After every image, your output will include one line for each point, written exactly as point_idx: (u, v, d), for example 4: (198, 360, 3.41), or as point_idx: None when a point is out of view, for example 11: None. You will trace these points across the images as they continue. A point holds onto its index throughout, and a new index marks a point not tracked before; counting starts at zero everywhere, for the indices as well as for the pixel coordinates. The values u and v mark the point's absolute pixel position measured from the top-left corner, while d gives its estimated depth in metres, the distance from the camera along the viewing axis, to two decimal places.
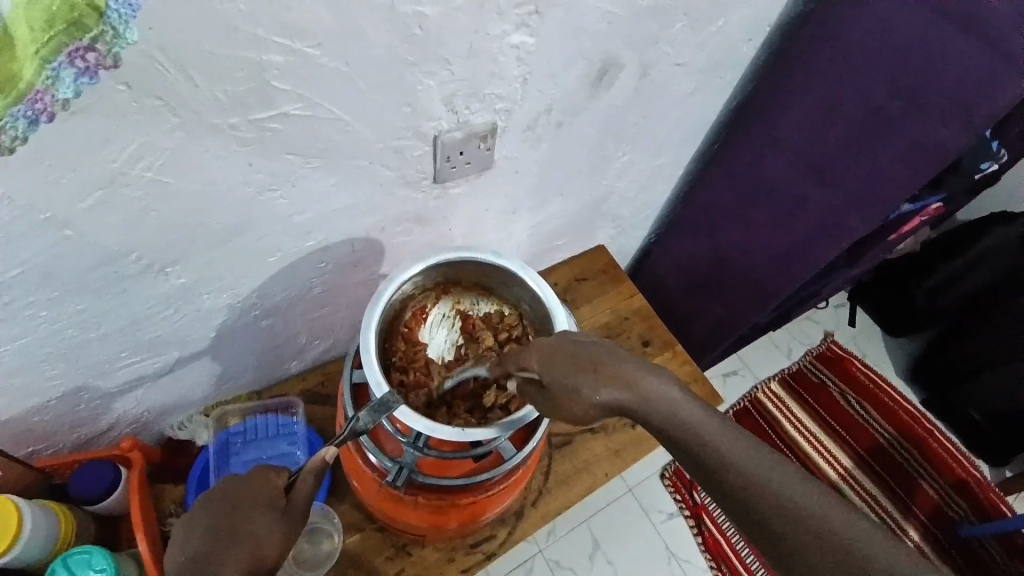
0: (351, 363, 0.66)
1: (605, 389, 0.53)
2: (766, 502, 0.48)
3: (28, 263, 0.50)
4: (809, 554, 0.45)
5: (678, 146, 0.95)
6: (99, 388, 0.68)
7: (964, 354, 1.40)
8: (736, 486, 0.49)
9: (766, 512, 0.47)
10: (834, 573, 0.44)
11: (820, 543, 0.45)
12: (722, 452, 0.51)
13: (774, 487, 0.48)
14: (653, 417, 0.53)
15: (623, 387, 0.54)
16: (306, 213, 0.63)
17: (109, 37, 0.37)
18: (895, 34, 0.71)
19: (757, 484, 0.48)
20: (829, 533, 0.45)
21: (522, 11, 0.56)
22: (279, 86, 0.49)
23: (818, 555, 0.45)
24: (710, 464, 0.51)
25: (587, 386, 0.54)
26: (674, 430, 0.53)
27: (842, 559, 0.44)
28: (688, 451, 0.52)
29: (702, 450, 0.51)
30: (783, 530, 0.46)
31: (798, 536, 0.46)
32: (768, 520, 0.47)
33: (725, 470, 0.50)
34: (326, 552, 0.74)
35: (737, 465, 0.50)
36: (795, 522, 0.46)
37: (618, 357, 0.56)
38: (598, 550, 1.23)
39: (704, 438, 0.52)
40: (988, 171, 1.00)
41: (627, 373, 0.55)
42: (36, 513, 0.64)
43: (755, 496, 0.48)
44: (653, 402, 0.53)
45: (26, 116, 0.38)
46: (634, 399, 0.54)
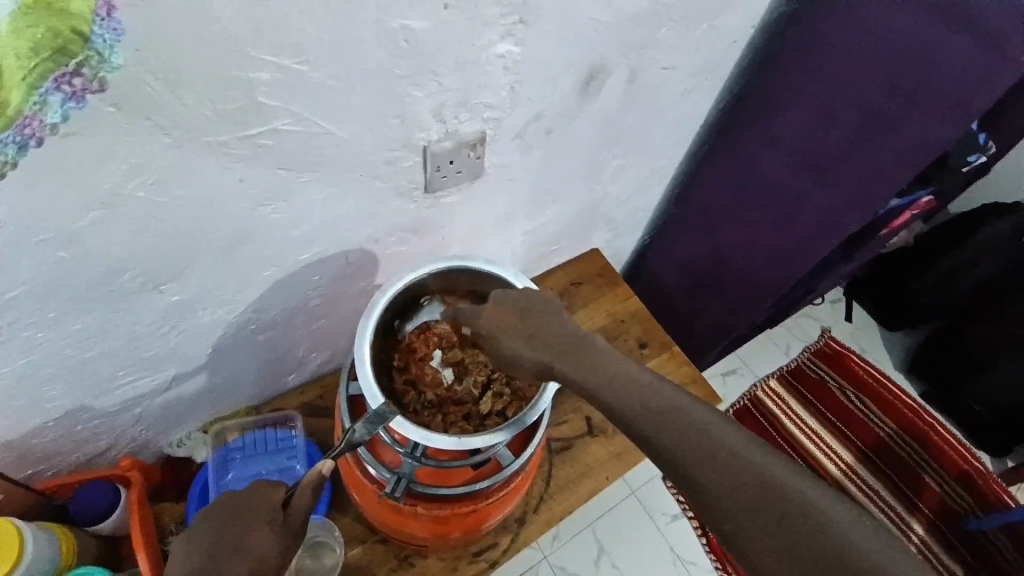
0: (347, 375, 0.66)
1: (552, 358, 0.57)
2: (724, 472, 0.47)
3: (24, 285, 0.50)
4: (764, 523, 0.45)
5: (669, 148, 0.96)
6: (98, 407, 0.68)
7: (964, 346, 1.40)
8: (690, 456, 0.49)
9: (723, 482, 0.47)
10: (784, 537, 0.45)
11: (775, 511, 0.45)
12: (682, 424, 0.50)
13: (732, 459, 0.48)
14: (607, 393, 0.53)
15: (575, 358, 0.57)
16: (300, 227, 0.63)
17: (94, 62, 0.39)
18: (884, 31, 0.72)
19: (715, 455, 0.48)
20: (783, 501, 0.46)
21: (508, 21, 0.56)
22: (268, 103, 0.49)
23: (770, 523, 0.45)
24: (670, 435, 0.50)
25: (527, 349, 0.58)
26: (631, 404, 0.52)
27: (795, 528, 0.45)
28: (646, 426, 0.51)
29: (661, 421, 0.51)
30: (737, 501, 0.46)
31: (753, 508, 0.46)
32: (724, 490, 0.47)
33: (684, 442, 0.49)
34: (329, 565, 0.73)
35: (697, 437, 0.49)
36: (752, 492, 0.46)
37: (574, 327, 0.60)
38: (603, 555, 1.22)
39: (665, 412, 0.51)
40: (978, 163, 1.01)
41: (580, 345, 0.58)
42: (37, 536, 0.64)
43: (712, 467, 0.48)
44: (608, 376, 0.54)
45: (16, 142, 0.40)
46: (587, 370, 0.55)
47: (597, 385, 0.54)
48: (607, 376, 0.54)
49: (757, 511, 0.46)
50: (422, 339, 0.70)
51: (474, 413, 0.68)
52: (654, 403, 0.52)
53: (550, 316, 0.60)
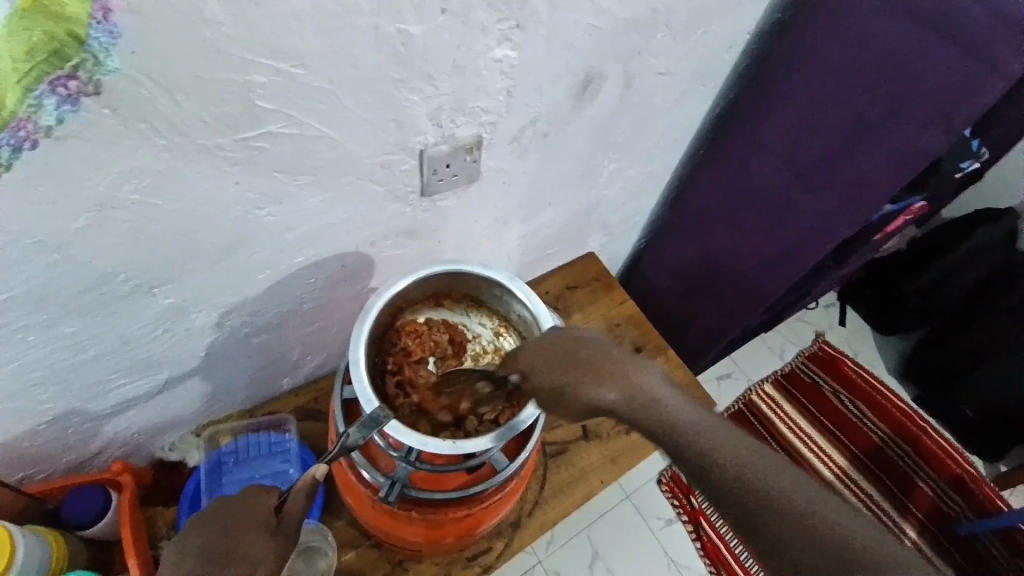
0: (341, 378, 0.66)
1: (611, 391, 0.55)
2: (768, 503, 0.49)
3: (15, 289, 0.50)
4: (802, 547, 0.47)
5: (665, 153, 0.96)
6: (89, 411, 0.68)
7: (959, 350, 1.40)
8: (718, 470, 0.52)
9: (768, 513, 0.49)
10: (811, 546, 0.47)
11: (821, 543, 0.47)
12: (718, 448, 0.52)
13: (776, 491, 0.50)
14: (658, 429, 0.54)
15: (621, 386, 0.56)
16: (296, 230, 0.63)
17: (89, 65, 0.39)
18: (874, 39, 0.72)
19: (760, 486, 0.50)
20: (828, 531, 0.47)
21: (505, 26, 0.57)
22: (265, 106, 0.49)
23: (816, 554, 0.47)
24: (715, 468, 0.52)
25: (592, 386, 0.56)
26: (679, 439, 0.54)
27: (820, 538, 0.47)
28: (691, 458, 0.53)
29: (705, 454, 0.52)
30: (782, 530, 0.48)
31: (791, 530, 0.48)
32: (768, 519, 0.49)
33: (729, 474, 0.51)
34: (321, 571, 0.73)
35: (741, 469, 0.51)
36: (797, 524, 0.48)
37: (619, 352, 0.59)
38: (598, 559, 1.22)
39: (709, 444, 0.53)
40: (970, 170, 1.02)
41: (630, 375, 0.57)
42: (29, 542, 0.63)
43: (758, 498, 0.49)
44: (661, 412, 0.55)
45: (10, 144, 0.40)
46: (635, 406, 0.55)
47: (647, 423, 0.55)
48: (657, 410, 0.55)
49: (803, 541, 0.47)
50: (416, 344, 0.70)
51: (463, 418, 0.66)
52: (699, 435, 0.53)
53: (592, 344, 0.59)
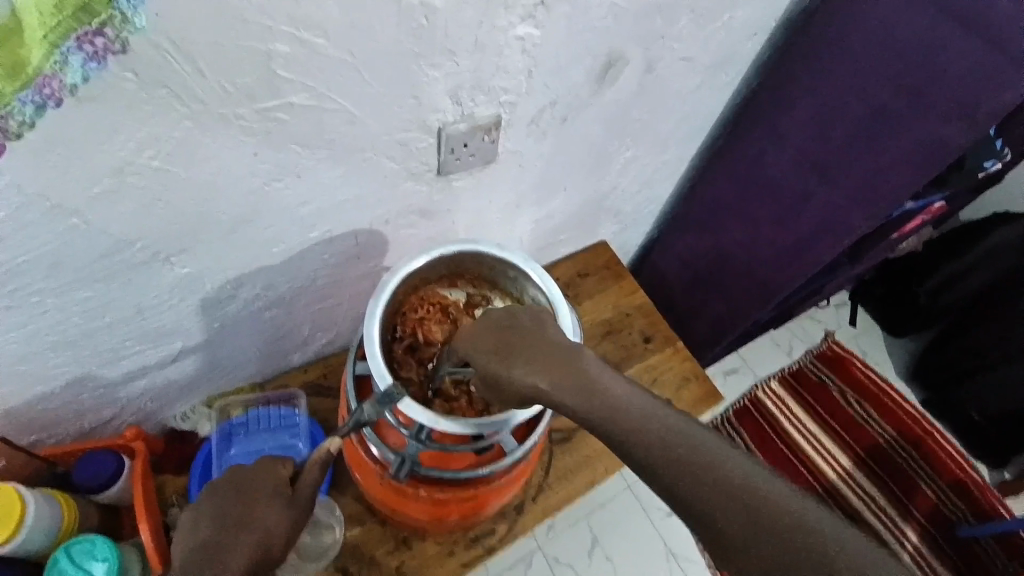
0: (354, 355, 0.66)
1: (537, 380, 0.53)
2: (733, 502, 0.45)
3: (35, 251, 0.50)
4: (727, 512, 0.45)
5: (682, 143, 0.95)
6: (102, 377, 0.68)
7: (967, 351, 1.40)
8: (638, 444, 0.49)
9: (727, 513, 0.45)
10: (733, 514, 0.45)
11: (745, 509, 0.44)
12: (637, 419, 0.50)
13: (701, 458, 0.47)
14: (577, 403, 0.52)
15: (557, 377, 0.53)
16: (311, 205, 0.63)
17: (118, 22, 0.37)
18: (899, 30, 0.71)
19: (722, 479, 0.46)
20: (799, 530, 0.43)
21: (529, 3, 0.56)
22: (285, 77, 0.49)
23: (747, 520, 0.44)
24: (677, 469, 0.47)
25: (514, 369, 0.54)
26: (630, 435, 0.50)
27: (743, 502, 0.45)
28: (652, 457, 0.48)
29: (624, 424, 0.50)
30: (750, 535, 0.44)
31: (713, 495, 0.45)
32: (692, 487, 0.46)
33: (693, 474, 0.47)
34: (327, 545, 0.74)
35: (698, 464, 0.47)
36: (722, 491, 0.45)
37: (558, 340, 0.57)
38: (597, 545, 1.23)
39: (668, 441, 0.48)
40: (993, 170, 1.00)
41: (564, 366, 0.54)
42: (39, 502, 0.65)
43: (722, 498, 0.45)
44: (603, 403, 0.51)
45: (33, 103, 0.38)
46: (577, 396, 0.52)
47: (576, 402, 0.52)
48: (607, 405, 0.51)
49: (731, 507, 0.45)
50: (429, 322, 0.69)
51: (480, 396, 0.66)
52: (654, 429, 0.49)
53: (529, 334, 0.57)
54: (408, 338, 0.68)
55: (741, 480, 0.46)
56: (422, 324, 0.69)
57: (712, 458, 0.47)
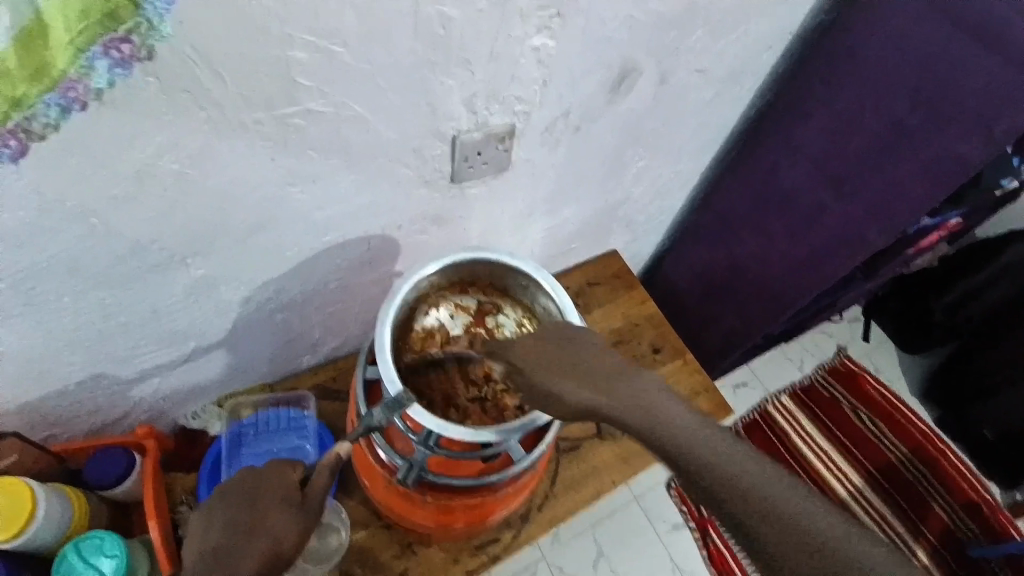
0: (365, 358, 0.66)
1: (598, 399, 0.54)
2: (785, 540, 0.46)
3: (54, 251, 0.51)
4: (804, 559, 0.45)
5: (695, 154, 0.95)
6: (116, 375, 0.69)
7: (983, 369, 1.37)
8: (709, 479, 0.49)
9: (803, 563, 0.45)
10: (807, 562, 0.45)
11: (821, 561, 0.45)
12: (710, 455, 0.49)
13: (775, 502, 0.47)
14: (639, 425, 0.52)
15: (621, 399, 0.54)
16: (326, 210, 0.63)
17: (143, 30, 0.39)
18: (920, 47, 0.70)
19: (798, 527, 0.46)
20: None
21: (545, 15, 0.56)
22: (304, 83, 0.50)
23: (822, 567, 0.44)
24: (731, 499, 0.48)
25: (578, 387, 0.55)
26: (702, 471, 0.49)
27: (821, 553, 0.45)
28: (720, 491, 0.48)
29: (696, 460, 0.50)
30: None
31: (790, 542, 0.46)
32: (767, 531, 0.46)
33: (761, 508, 0.47)
34: (333, 547, 0.73)
35: (774, 508, 0.47)
36: (799, 539, 0.45)
37: (618, 362, 0.57)
38: (602, 558, 1.22)
39: (734, 475, 0.48)
40: (1012, 187, 0.98)
41: (617, 381, 0.55)
42: (50, 497, 0.65)
43: (790, 540, 0.45)
44: (667, 428, 0.52)
45: (59, 104, 0.39)
46: (633, 418, 0.53)
47: (641, 426, 0.52)
48: (659, 425, 0.52)
49: (808, 557, 0.45)
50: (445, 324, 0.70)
51: (492, 407, 0.67)
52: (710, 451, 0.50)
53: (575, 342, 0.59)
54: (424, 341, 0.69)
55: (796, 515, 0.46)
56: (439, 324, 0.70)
57: (765, 490, 0.48)
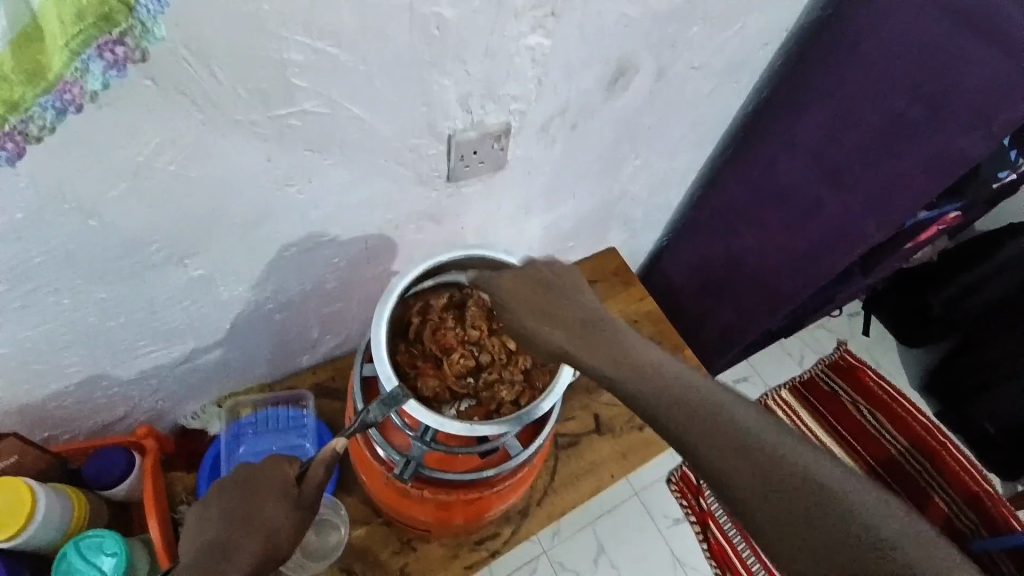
0: (362, 357, 0.67)
1: (568, 342, 0.56)
2: (787, 497, 0.41)
3: (53, 251, 0.52)
4: (767, 488, 0.41)
5: (692, 150, 0.95)
6: (117, 374, 0.70)
7: (983, 363, 1.37)
8: (671, 415, 0.47)
9: (764, 493, 0.41)
10: (765, 490, 0.41)
11: (786, 491, 0.41)
12: (671, 389, 0.49)
13: (739, 433, 0.44)
14: (604, 366, 0.53)
15: (589, 341, 0.55)
16: (322, 209, 0.64)
17: (137, 32, 0.38)
18: (913, 43, 0.71)
19: (762, 457, 0.43)
20: (830, 507, 0.40)
21: (539, 13, 0.56)
22: (299, 84, 0.50)
23: (788, 497, 0.41)
24: (730, 454, 0.43)
25: (551, 332, 0.57)
26: (662, 407, 0.48)
27: (780, 481, 0.41)
28: (682, 428, 0.46)
29: (660, 393, 0.49)
30: (779, 513, 0.40)
31: (752, 471, 0.42)
32: (727, 460, 0.43)
33: (726, 442, 0.44)
34: (333, 544, 0.75)
35: (732, 436, 0.44)
36: (760, 470, 0.42)
37: (590, 303, 0.59)
38: (603, 554, 1.22)
39: (694, 407, 0.47)
40: (1008, 181, 0.99)
41: (588, 325, 0.57)
42: (50, 497, 0.66)
43: (751, 470, 0.42)
44: (636, 365, 0.52)
45: (54, 108, 0.38)
46: (630, 376, 0.51)
47: (612, 369, 0.52)
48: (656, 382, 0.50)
49: (770, 487, 0.41)
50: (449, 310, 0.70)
51: (487, 400, 0.68)
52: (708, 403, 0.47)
53: (569, 296, 0.60)
54: (428, 326, 0.69)
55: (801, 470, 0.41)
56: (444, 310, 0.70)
57: (769, 444, 0.43)
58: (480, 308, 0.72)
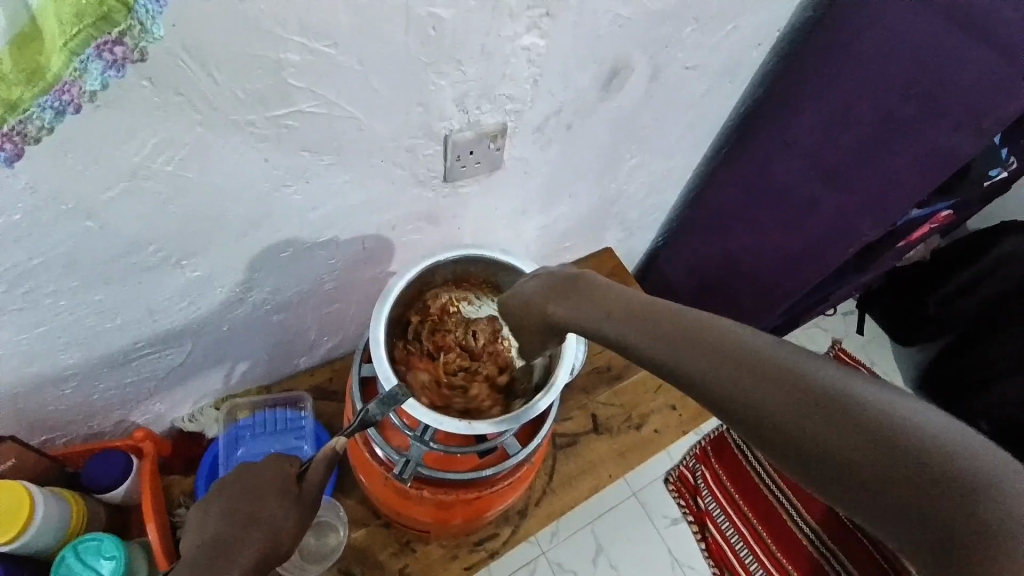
0: (360, 357, 0.67)
1: (562, 306, 0.55)
2: (858, 438, 0.35)
3: (49, 253, 0.52)
4: (832, 428, 0.36)
5: (687, 150, 0.95)
6: (114, 377, 0.70)
7: (981, 361, 1.37)
8: (706, 362, 0.43)
9: (831, 433, 0.36)
10: (829, 431, 0.36)
11: (851, 427, 0.36)
12: (703, 336, 0.45)
13: (789, 373, 0.39)
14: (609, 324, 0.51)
15: (586, 301, 0.54)
16: (320, 210, 0.64)
17: (137, 32, 0.37)
18: (905, 42, 0.72)
19: (818, 395, 0.38)
20: (909, 441, 0.34)
21: (535, 14, 0.57)
22: (296, 84, 0.50)
23: (856, 435, 0.35)
24: (793, 408, 0.38)
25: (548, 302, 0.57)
26: (696, 358, 0.44)
27: (847, 417, 0.36)
28: (721, 376, 0.42)
29: (689, 342, 0.45)
30: (852, 453, 0.35)
31: (808, 410, 0.37)
32: (780, 404, 0.39)
33: (774, 384, 0.39)
34: (332, 546, 0.75)
35: (781, 377, 0.39)
36: (819, 408, 0.37)
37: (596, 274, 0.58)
38: (602, 554, 1.22)
39: (733, 352, 0.42)
40: (999, 179, 1.00)
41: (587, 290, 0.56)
42: (48, 500, 0.66)
43: (809, 410, 0.37)
44: (655, 319, 0.48)
45: (52, 108, 0.38)
46: (669, 338, 0.46)
47: (621, 329, 0.50)
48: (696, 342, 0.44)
49: (834, 426, 0.36)
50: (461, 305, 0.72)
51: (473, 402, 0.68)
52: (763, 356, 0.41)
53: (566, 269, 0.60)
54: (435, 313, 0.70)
55: (882, 413, 0.35)
56: (448, 312, 0.71)
57: (827, 382, 0.38)
58: (489, 328, 0.72)
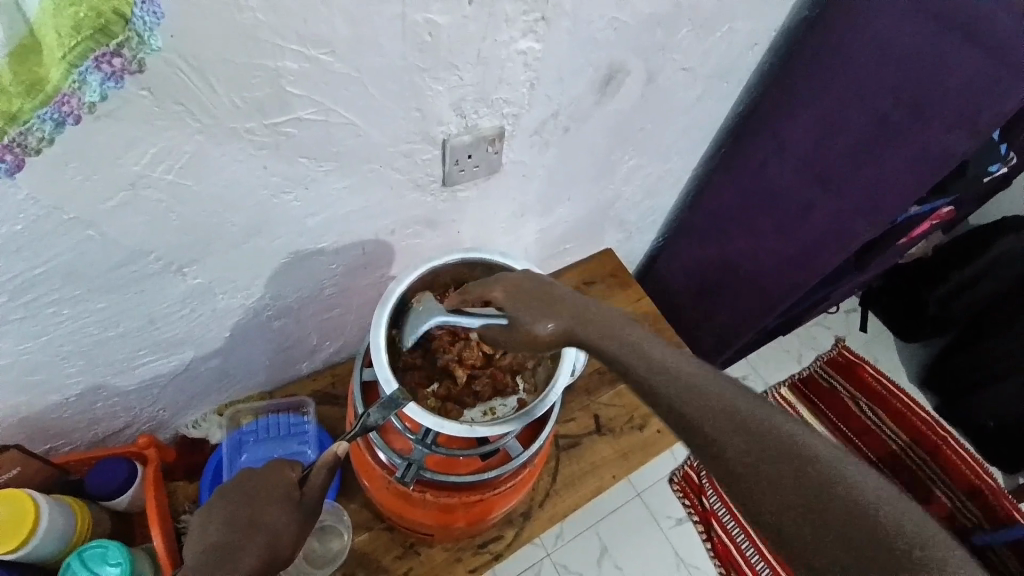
0: (362, 361, 0.67)
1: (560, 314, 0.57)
2: (791, 471, 0.40)
3: (50, 263, 0.52)
4: (765, 462, 0.40)
5: (685, 151, 0.96)
6: (117, 385, 0.70)
7: (984, 357, 1.37)
8: (679, 392, 0.47)
9: (768, 463, 0.40)
10: (767, 464, 0.40)
11: (769, 459, 0.40)
12: (668, 369, 0.49)
13: (739, 409, 0.44)
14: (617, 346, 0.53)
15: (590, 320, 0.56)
16: (319, 216, 0.64)
17: (134, 44, 0.38)
18: (893, 47, 0.72)
19: (767, 430, 0.42)
20: (814, 480, 0.39)
21: (529, 19, 0.57)
22: (293, 92, 0.51)
23: (780, 466, 0.40)
24: (747, 447, 0.42)
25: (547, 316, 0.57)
26: (677, 388, 0.47)
27: (784, 458, 0.40)
28: (688, 407, 0.45)
29: (665, 373, 0.48)
30: (782, 487, 0.39)
31: (747, 436, 0.42)
32: (721, 431, 0.43)
33: (730, 418, 0.43)
34: (336, 551, 0.74)
35: (718, 408, 0.44)
36: (764, 439, 0.42)
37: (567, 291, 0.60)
38: (606, 555, 1.22)
39: (694, 386, 0.46)
40: (998, 175, 1.00)
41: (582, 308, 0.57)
42: (53, 508, 0.66)
43: (751, 441, 0.42)
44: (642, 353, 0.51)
45: (52, 119, 0.39)
46: (661, 377, 0.49)
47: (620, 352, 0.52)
48: (695, 388, 0.46)
49: (766, 455, 0.41)
50: None
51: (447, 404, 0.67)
52: (749, 413, 0.43)
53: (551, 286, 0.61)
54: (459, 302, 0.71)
55: (808, 457, 0.40)
56: None
57: (758, 418, 0.43)
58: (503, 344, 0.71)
